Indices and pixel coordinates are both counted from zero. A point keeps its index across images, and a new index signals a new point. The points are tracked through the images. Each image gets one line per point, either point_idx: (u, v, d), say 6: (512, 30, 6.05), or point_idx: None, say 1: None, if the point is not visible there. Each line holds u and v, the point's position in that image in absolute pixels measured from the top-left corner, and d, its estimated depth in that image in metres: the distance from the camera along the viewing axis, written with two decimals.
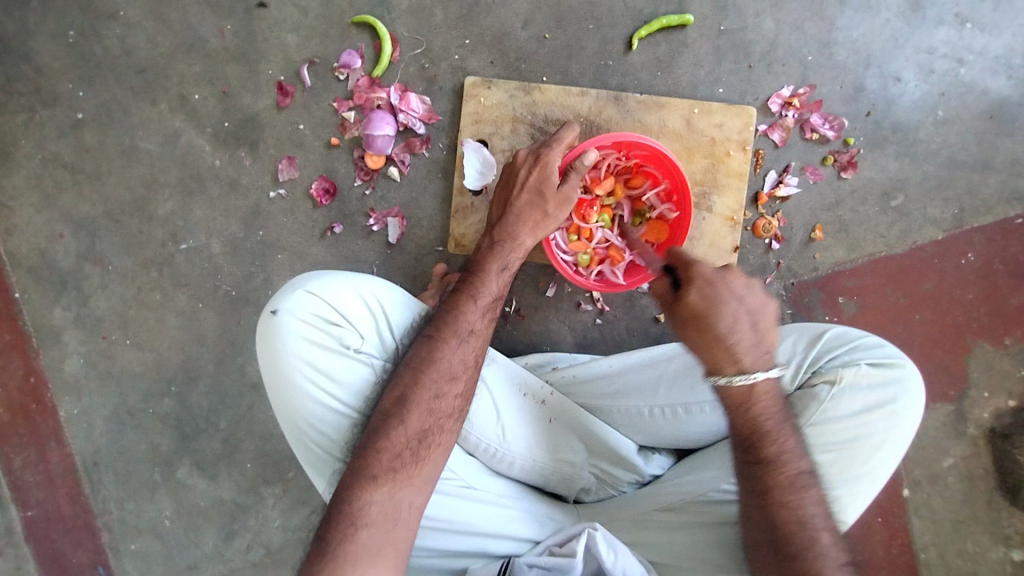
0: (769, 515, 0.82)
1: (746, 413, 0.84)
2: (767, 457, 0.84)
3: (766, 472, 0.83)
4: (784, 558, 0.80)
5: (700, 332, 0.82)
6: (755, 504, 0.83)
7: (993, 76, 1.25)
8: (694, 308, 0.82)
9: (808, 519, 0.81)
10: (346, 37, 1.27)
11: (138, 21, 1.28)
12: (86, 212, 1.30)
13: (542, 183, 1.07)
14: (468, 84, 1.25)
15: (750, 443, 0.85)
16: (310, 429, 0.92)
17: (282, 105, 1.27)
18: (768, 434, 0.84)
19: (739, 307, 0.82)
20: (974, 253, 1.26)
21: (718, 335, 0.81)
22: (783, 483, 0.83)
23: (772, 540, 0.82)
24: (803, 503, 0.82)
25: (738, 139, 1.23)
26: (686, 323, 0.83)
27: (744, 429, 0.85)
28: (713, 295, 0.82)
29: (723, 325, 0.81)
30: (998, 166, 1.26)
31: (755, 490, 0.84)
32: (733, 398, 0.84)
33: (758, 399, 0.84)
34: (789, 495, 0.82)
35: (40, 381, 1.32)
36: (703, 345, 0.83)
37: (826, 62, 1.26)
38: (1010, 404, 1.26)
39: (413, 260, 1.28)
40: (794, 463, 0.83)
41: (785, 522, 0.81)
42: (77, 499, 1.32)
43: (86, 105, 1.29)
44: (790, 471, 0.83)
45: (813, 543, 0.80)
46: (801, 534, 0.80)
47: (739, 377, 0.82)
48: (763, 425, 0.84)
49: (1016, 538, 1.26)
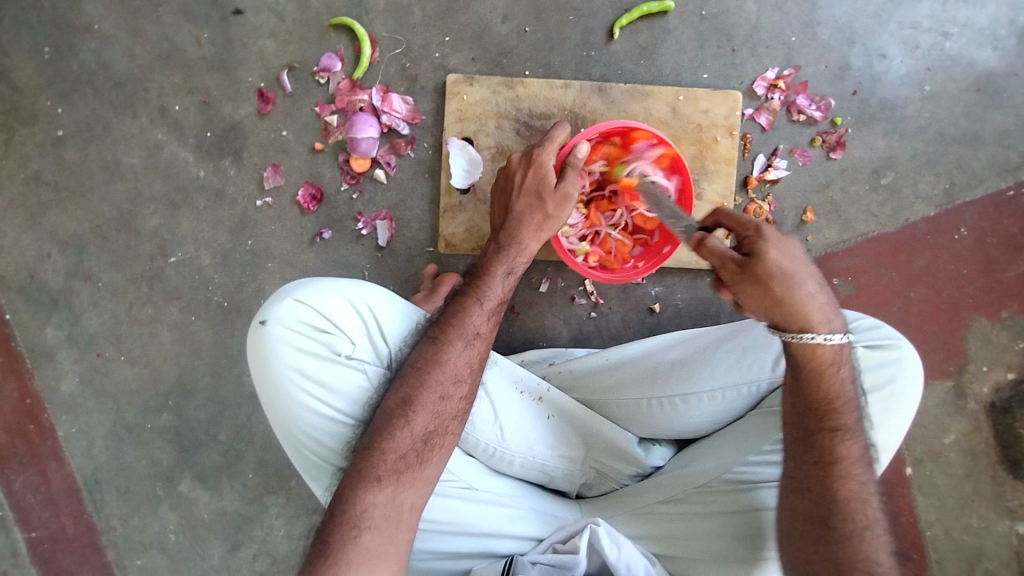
0: (835, 490, 0.80)
1: (830, 379, 0.83)
2: (838, 428, 0.82)
3: (833, 442, 0.82)
4: (836, 536, 0.78)
5: (777, 289, 0.81)
6: (816, 476, 0.81)
7: (979, 48, 1.24)
8: (774, 268, 0.81)
9: (869, 499, 0.80)
10: (324, 40, 1.26)
11: (114, 34, 1.27)
12: (73, 230, 1.29)
13: (540, 184, 1.04)
14: (451, 81, 1.23)
15: (824, 410, 0.83)
16: (305, 438, 0.92)
17: (264, 112, 1.26)
18: (840, 405, 0.83)
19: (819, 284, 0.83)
20: (967, 228, 1.26)
21: (797, 298, 0.81)
22: (848, 456, 0.82)
23: (826, 515, 0.79)
24: (866, 482, 0.81)
25: (725, 124, 1.22)
26: (764, 283, 0.82)
27: (820, 397, 0.83)
28: (792, 261, 0.82)
29: (803, 291, 0.82)
30: (986, 139, 1.25)
31: (820, 459, 0.82)
32: (812, 364, 0.83)
33: (837, 367, 0.84)
34: (855, 470, 0.81)
35: (36, 402, 1.31)
36: (771, 303, 0.82)
37: (810, 43, 1.24)
38: (1009, 377, 1.26)
39: (404, 262, 1.27)
40: (859, 441, 0.83)
41: (846, 498, 0.79)
42: (80, 518, 1.32)
43: (66, 121, 1.28)
44: (856, 449, 0.82)
45: (869, 526, 0.78)
46: (861, 512, 0.79)
47: (807, 335, 0.82)
48: (838, 395, 0.83)
49: (1021, 510, 1.26)
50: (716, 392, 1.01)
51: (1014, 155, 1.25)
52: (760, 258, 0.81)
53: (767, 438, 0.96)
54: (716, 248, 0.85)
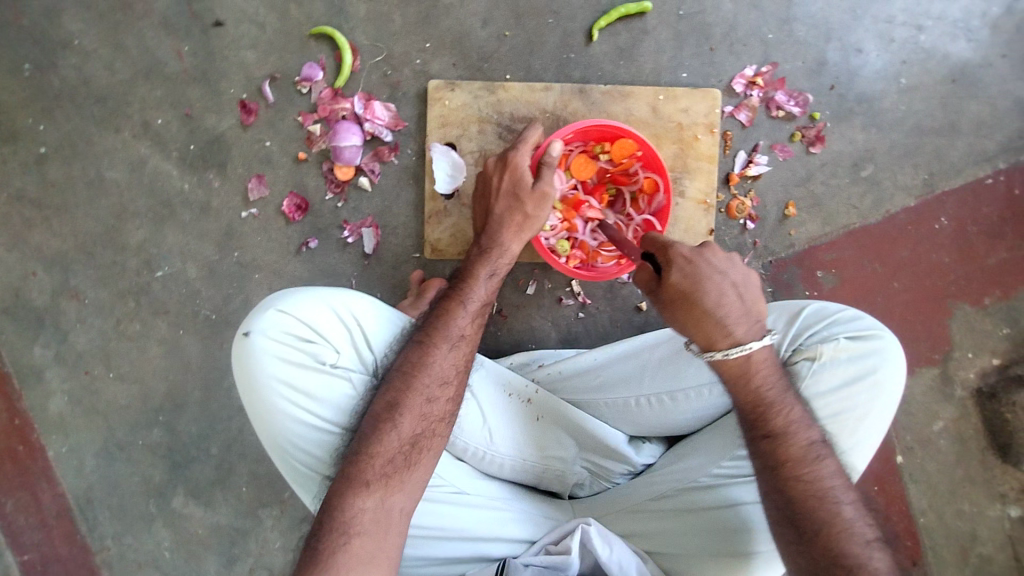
0: (789, 491, 0.81)
1: (747, 385, 0.85)
2: (774, 430, 0.84)
3: (774, 446, 0.83)
4: (806, 535, 0.79)
5: (689, 312, 0.83)
6: (771, 480, 0.83)
7: (953, 40, 1.26)
8: (682, 288, 0.82)
9: (828, 492, 0.81)
10: (305, 50, 1.26)
11: (94, 50, 1.27)
12: (58, 248, 1.28)
13: (517, 185, 1.05)
14: (432, 87, 1.24)
15: (755, 414, 0.85)
16: (292, 448, 0.92)
17: (247, 123, 1.26)
18: (769, 406, 0.85)
19: (723, 281, 0.83)
20: (947, 217, 1.27)
21: (705, 312, 0.82)
22: (793, 455, 0.83)
23: (791, 516, 0.81)
24: (820, 475, 0.82)
25: (705, 122, 1.23)
26: (674, 305, 0.83)
27: (746, 402, 0.85)
28: (695, 274, 0.82)
29: (709, 301, 0.82)
30: (963, 129, 1.27)
31: (767, 465, 0.83)
32: (732, 373, 0.85)
33: (754, 370, 0.85)
34: (808, 466, 0.82)
35: (26, 422, 1.30)
36: (690, 325, 0.84)
37: (787, 39, 1.26)
38: (994, 363, 1.28)
39: (391, 269, 1.28)
40: (801, 436, 0.84)
41: (802, 496, 0.80)
42: (74, 536, 1.32)
43: (48, 139, 1.27)
44: (799, 444, 0.83)
45: (837, 520, 0.79)
46: (822, 507, 0.79)
47: (733, 349, 0.83)
48: (765, 396, 0.85)
49: (1011, 494, 1.28)
50: (702, 388, 1.02)
51: (992, 144, 1.27)
52: (667, 283, 0.83)
53: None
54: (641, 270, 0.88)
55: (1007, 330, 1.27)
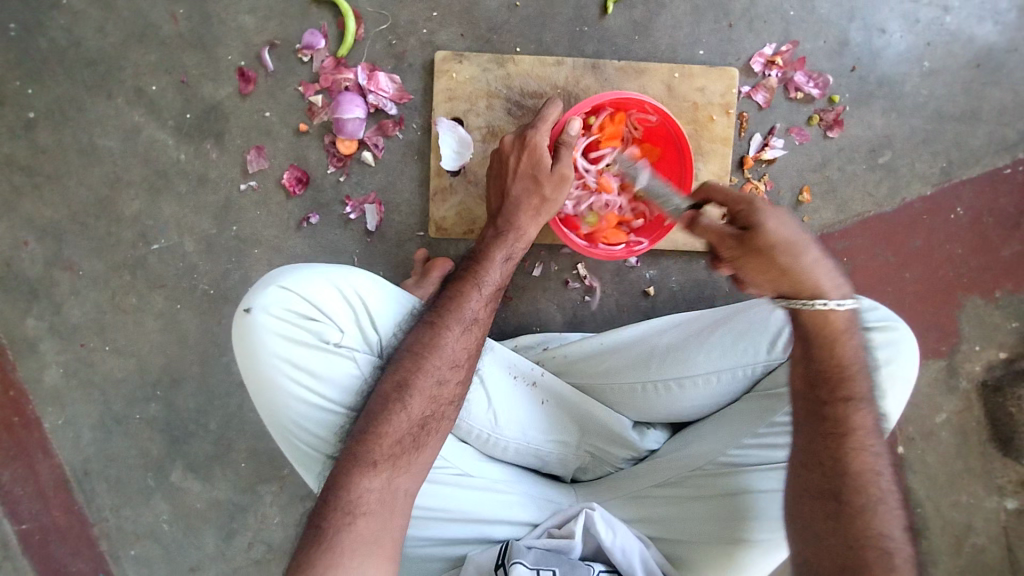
0: (845, 460, 0.78)
1: (834, 347, 0.83)
2: (848, 395, 0.81)
3: (844, 411, 0.81)
4: (847, 511, 0.76)
5: (787, 265, 0.81)
6: (825, 444, 0.80)
7: (979, 23, 1.22)
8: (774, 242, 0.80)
9: (881, 470, 0.78)
10: (306, 16, 1.21)
11: (84, 10, 1.21)
12: (50, 217, 1.24)
13: (535, 167, 1.01)
14: (439, 59, 1.19)
15: (829, 378, 0.82)
16: (296, 427, 0.90)
17: (245, 92, 1.21)
18: (851, 371, 0.82)
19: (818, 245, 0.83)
20: (963, 208, 1.24)
21: (804, 267, 0.81)
22: (860, 426, 0.80)
23: (837, 489, 0.78)
24: (878, 452, 0.79)
25: (721, 102, 1.19)
26: (767, 255, 0.80)
27: (826, 362, 0.83)
28: (795, 232, 0.81)
29: (808, 258, 0.81)
30: (985, 116, 1.23)
31: (829, 429, 0.81)
32: (815, 325, 0.83)
33: (843, 333, 0.83)
34: (866, 441, 0.79)
35: (20, 393, 1.28)
36: (769, 276, 0.82)
37: (808, 17, 1.21)
38: (1001, 356, 1.27)
39: (395, 247, 1.25)
40: (870, 409, 0.81)
41: (858, 469, 0.78)
42: (71, 509, 1.30)
43: (37, 103, 1.22)
44: (869, 417, 0.81)
45: (881, 500, 0.77)
46: (874, 485, 0.77)
47: (818, 301, 0.81)
48: (843, 360, 0.82)
49: (1010, 486, 1.28)
50: (711, 375, 1.00)
51: (1013, 133, 1.24)
52: (762, 232, 0.80)
53: (761, 421, 0.96)
54: (710, 225, 0.84)
55: (1016, 323, 1.26)
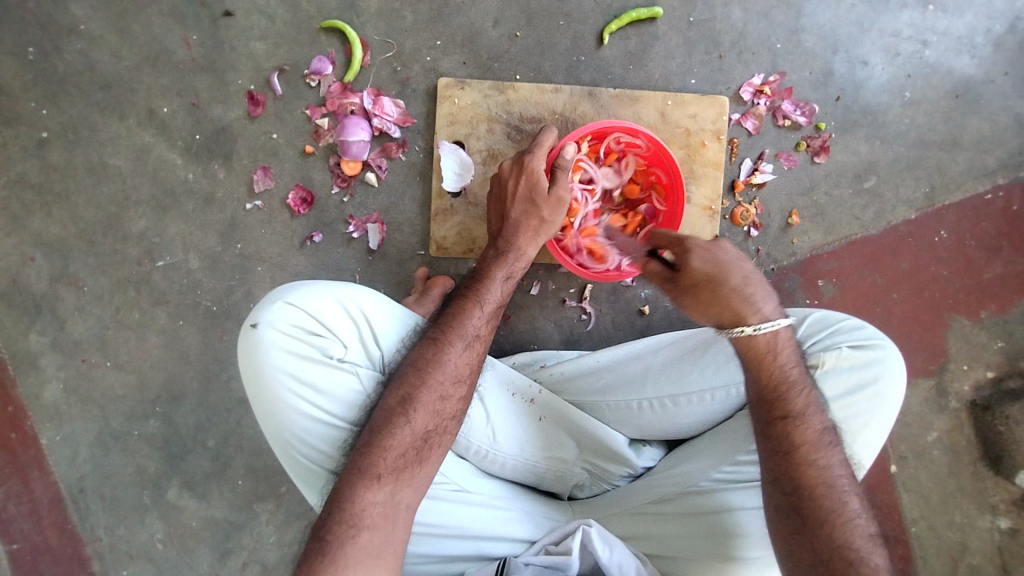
0: (798, 477, 0.82)
1: (771, 365, 0.87)
2: (791, 412, 0.85)
3: (788, 429, 0.84)
4: (811, 526, 0.80)
5: (713, 292, 0.86)
6: (780, 464, 0.83)
7: (957, 56, 1.28)
8: (705, 269, 0.86)
9: (835, 482, 0.82)
10: (315, 43, 1.26)
11: (100, 35, 1.25)
12: (58, 234, 1.27)
13: (533, 190, 1.05)
14: (442, 85, 1.24)
15: (772, 398, 0.86)
16: (299, 442, 0.92)
17: (254, 115, 1.25)
18: (787, 389, 0.86)
19: (743, 267, 0.87)
20: (947, 231, 1.29)
21: (733, 291, 0.85)
22: (805, 440, 0.84)
23: (796, 505, 0.81)
24: (827, 463, 0.83)
25: (712, 129, 1.24)
26: (699, 287, 0.86)
27: (765, 383, 0.87)
28: (716, 259, 0.86)
29: (735, 281, 0.85)
30: (965, 144, 1.29)
31: (777, 449, 0.84)
32: (756, 351, 0.87)
33: (777, 350, 0.87)
34: (819, 453, 0.83)
35: (19, 409, 1.28)
36: (716, 305, 0.86)
37: (794, 49, 1.27)
38: (988, 376, 1.29)
39: (396, 265, 1.28)
40: (815, 422, 0.85)
41: (812, 483, 0.81)
42: (65, 527, 1.30)
43: (51, 123, 1.26)
44: (813, 429, 0.85)
45: (842, 509, 0.80)
46: (829, 497, 0.81)
47: (763, 326, 0.85)
48: (782, 377, 0.86)
49: (1002, 506, 1.30)
50: (705, 393, 1.03)
51: (992, 160, 1.29)
52: (689, 268, 0.87)
53: (756, 438, 0.97)
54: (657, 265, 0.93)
55: (1002, 343, 1.29)
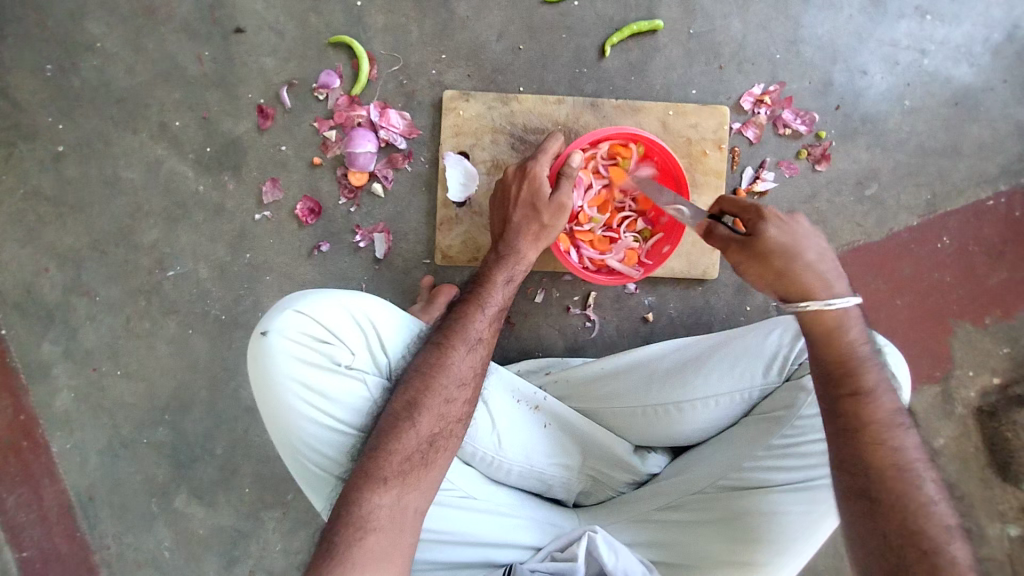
0: (868, 457, 0.77)
1: (838, 341, 0.82)
2: (860, 390, 0.80)
3: (860, 407, 0.80)
4: (881, 509, 0.75)
5: (788, 265, 0.82)
6: (845, 443, 0.79)
7: (956, 65, 1.29)
8: (773, 244, 0.82)
9: (911, 463, 0.77)
10: (323, 57, 1.29)
11: (115, 52, 1.29)
12: (71, 245, 1.29)
13: (534, 196, 1.06)
14: (447, 97, 1.26)
15: (840, 375, 0.81)
16: (307, 449, 0.93)
17: (263, 127, 1.28)
18: (860, 365, 0.81)
19: (820, 245, 0.84)
20: (949, 237, 1.29)
21: (806, 264, 0.82)
22: (876, 418, 0.79)
23: (867, 488, 0.76)
24: (901, 445, 0.78)
25: (713, 138, 1.25)
26: (767, 258, 0.83)
27: (834, 361, 0.82)
28: (794, 232, 0.83)
29: (808, 256, 0.83)
30: (965, 151, 1.30)
31: (846, 427, 0.80)
32: (823, 328, 0.82)
33: (844, 326, 0.82)
34: (891, 433, 0.78)
35: (31, 417, 1.30)
36: (778, 278, 0.83)
37: (794, 60, 1.29)
38: (995, 382, 1.29)
39: (402, 274, 1.29)
40: (886, 401, 0.80)
41: (882, 465, 0.76)
42: (74, 535, 1.31)
43: (66, 137, 1.29)
44: (884, 411, 0.79)
45: (914, 493, 0.75)
46: (903, 479, 0.75)
47: (816, 304, 0.81)
48: (852, 353, 0.82)
49: (1012, 514, 1.28)
50: (709, 400, 1.03)
51: (993, 167, 1.29)
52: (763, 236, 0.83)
53: (761, 444, 0.97)
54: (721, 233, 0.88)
55: (1008, 349, 1.29)
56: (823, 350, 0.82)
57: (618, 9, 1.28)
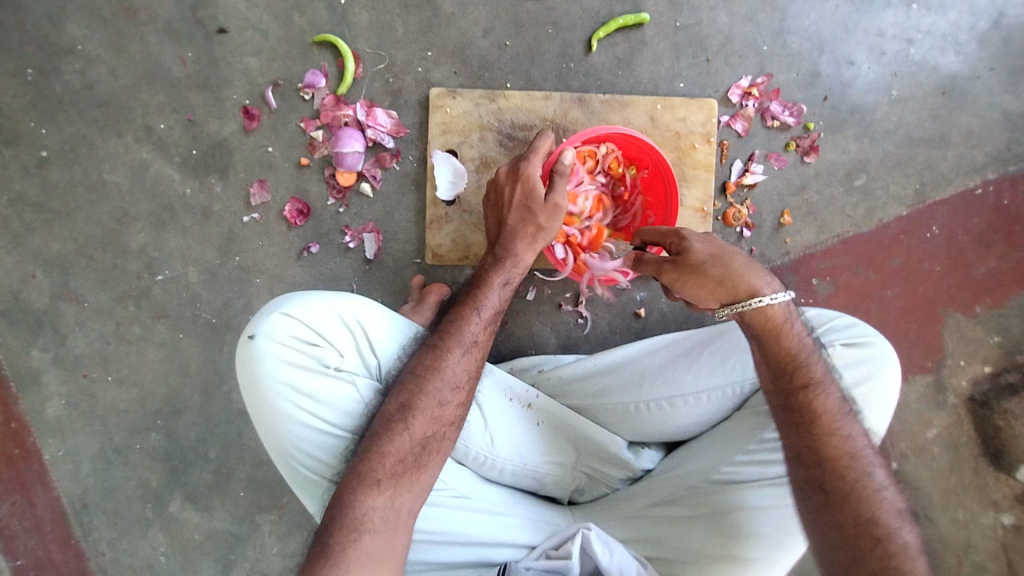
0: (820, 448, 0.81)
1: (780, 337, 0.87)
2: (804, 383, 0.84)
3: (807, 400, 0.84)
4: (835, 499, 0.78)
5: (721, 270, 0.87)
6: (797, 435, 0.83)
7: (942, 54, 1.29)
8: (703, 254, 0.88)
9: (859, 452, 0.81)
10: (308, 57, 1.28)
11: (97, 55, 1.27)
12: (57, 251, 1.28)
13: (528, 197, 1.05)
14: (434, 95, 1.25)
15: (785, 370, 0.86)
16: (297, 452, 0.92)
17: (249, 129, 1.27)
18: (804, 359, 0.86)
19: (740, 251, 0.91)
20: (938, 227, 1.30)
21: (738, 268, 0.87)
22: (824, 410, 0.83)
23: (821, 478, 0.80)
24: (850, 434, 0.82)
25: (702, 131, 1.25)
26: (704, 266, 0.87)
27: (780, 355, 0.86)
28: (717, 243, 0.90)
29: (738, 261, 0.88)
30: (953, 140, 1.30)
31: (798, 420, 0.83)
32: (764, 326, 0.87)
33: (782, 325, 0.87)
34: (839, 424, 0.82)
35: (22, 425, 1.30)
36: (725, 282, 0.86)
37: (781, 51, 1.29)
38: (986, 371, 1.30)
39: (392, 274, 1.29)
40: (831, 394, 0.84)
41: (833, 455, 0.80)
42: (69, 542, 1.30)
43: (50, 142, 1.28)
44: (831, 403, 0.84)
45: (866, 480, 0.79)
46: (853, 468, 0.79)
47: (756, 300, 0.85)
48: (795, 349, 0.87)
49: (1004, 501, 1.30)
50: (701, 394, 1.03)
51: (981, 155, 1.30)
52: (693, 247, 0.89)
53: (752, 438, 0.98)
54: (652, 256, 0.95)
55: (998, 337, 1.30)
56: (771, 346, 0.86)
57: (604, 3, 1.28)
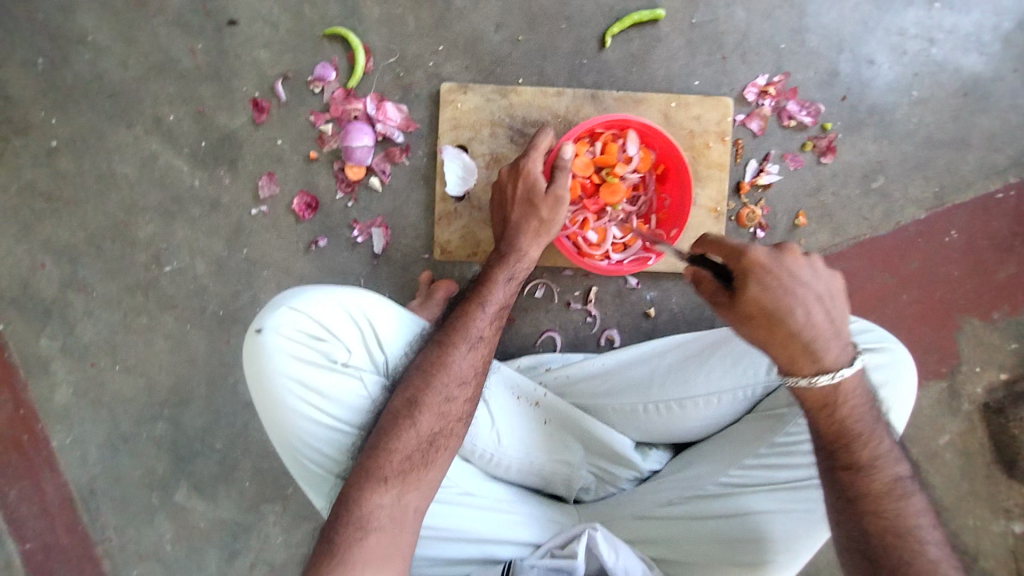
0: (864, 524, 0.76)
1: (831, 414, 0.80)
2: (858, 462, 0.78)
3: (860, 481, 0.78)
4: (884, 572, 0.74)
5: (771, 328, 0.77)
6: (843, 511, 0.78)
7: (965, 54, 1.26)
8: (755, 310, 0.77)
9: (917, 528, 0.75)
10: (319, 49, 1.27)
11: (108, 44, 1.27)
12: (67, 240, 1.28)
13: (531, 191, 1.06)
14: (445, 89, 1.24)
15: (836, 447, 0.79)
16: (304, 447, 0.92)
17: (259, 121, 1.26)
18: (858, 437, 0.79)
19: (808, 294, 0.77)
20: (957, 231, 1.27)
21: (791, 331, 0.77)
22: (876, 489, 0.77)
23: (865, 550, 0.76)
24: (908, 511, 0.76)
25: (716, 130, 1.23)
26: (752, 322, 0.78)
27: (829, 433, 0.80)
28: (779, 294, 0.77)
29: (795, 321, 0.77)
30: (974, 143, 1.27)
31: (846, 497, 0.78)
32: (814, 401, 0.80)
33: (841, 398, 0.79)
34: (891, 500, 0.76)
35: (30, 411, 1.30)
36: (771, 342, 0.78)
37: (799, 49, 1.26)
38: (1002, 378, 1.27)
39: (400, 270, 1.28)
40: (888, 470, 0.78)
41: (883, 532, 0.75)
42: (75, 528, 1.31)
43: (60, 131, 1.27)
44: (885, 479, 0.78)
45: (919, 558, 0.73)
46: (908, 546, 0.74)
47: (821, 378, 0.77)
48: (851, 425, 0.79)
49: (1017, 511, 1.27)
50: (712, 395, 1.01)
51: (1003, 158, 1.27)
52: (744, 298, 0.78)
53: (764, 441, 0.96)
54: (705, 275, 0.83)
55: (1016, 344, 1.27)
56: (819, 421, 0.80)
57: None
